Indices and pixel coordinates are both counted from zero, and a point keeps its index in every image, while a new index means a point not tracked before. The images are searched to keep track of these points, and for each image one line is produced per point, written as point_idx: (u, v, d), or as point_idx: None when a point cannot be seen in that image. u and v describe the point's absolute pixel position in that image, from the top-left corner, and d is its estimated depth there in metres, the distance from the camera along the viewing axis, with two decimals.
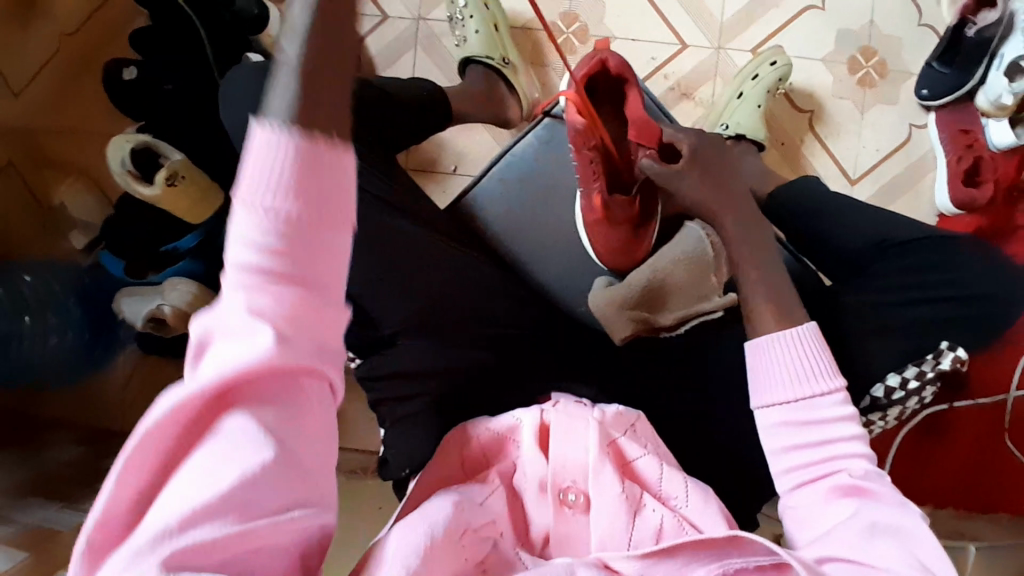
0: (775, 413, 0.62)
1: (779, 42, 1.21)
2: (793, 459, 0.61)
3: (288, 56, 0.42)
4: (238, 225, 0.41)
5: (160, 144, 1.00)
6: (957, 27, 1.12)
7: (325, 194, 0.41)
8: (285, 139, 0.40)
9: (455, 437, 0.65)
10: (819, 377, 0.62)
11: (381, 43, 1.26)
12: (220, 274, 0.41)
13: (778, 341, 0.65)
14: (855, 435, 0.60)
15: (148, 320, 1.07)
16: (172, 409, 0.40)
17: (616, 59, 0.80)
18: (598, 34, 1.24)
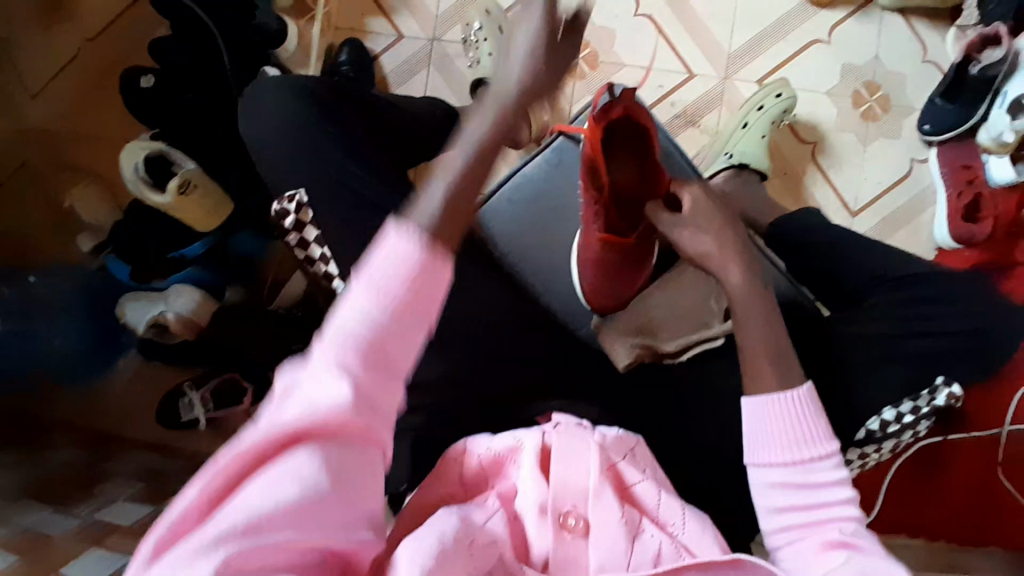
0: (766, 473, 0.64)
1: (785, 74, 1.24)
2: (784, 521, 0.62)
3: (427, 211, 0.50)
4: (341, 310, 0.46)
5: (173, 152, 1.01)
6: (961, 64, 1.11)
7: (416, 294, 0.46)
8: (416, 238, 0.47)
9: (454, 456, 0.65)
10: (813, 442, 0.63)
11: (395, 62, 1.29)
12: (314, 348, 0.46)
13: (772, 401, 0.65)
14: (845, 498, 0.62)
15: (151, 325, 1.10)
16: (241, 448, 0.42)
17: (640, 109, 0.74)
18: (607, 61, 1.27)
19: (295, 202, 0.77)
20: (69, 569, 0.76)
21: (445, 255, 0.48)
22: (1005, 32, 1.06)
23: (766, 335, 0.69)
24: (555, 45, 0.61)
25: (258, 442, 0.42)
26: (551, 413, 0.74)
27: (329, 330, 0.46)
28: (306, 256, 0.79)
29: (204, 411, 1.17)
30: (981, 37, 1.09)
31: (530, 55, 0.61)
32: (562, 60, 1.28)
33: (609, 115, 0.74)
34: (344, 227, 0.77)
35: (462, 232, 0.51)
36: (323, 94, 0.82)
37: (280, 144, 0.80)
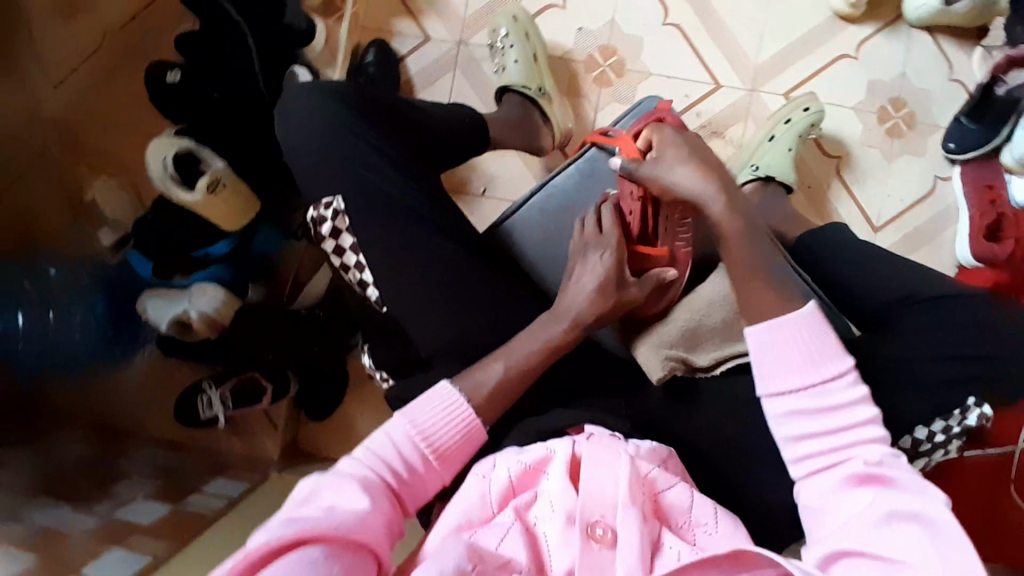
0: (783, 403, 0.64)
1: (811, 88, 1.24)
2: (806, 451, 0.63)
3: (495, 371, 0.72)
4: (386, 436, 0.66)
5: (203, 151, 1.01)
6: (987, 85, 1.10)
7: (451, 448, 0.67)
8: (464, 409, 0.69)
9: (483, 469, 0.65)
10: (828, 366, 0.63)
11: (421, 64, 1.29)
12: (349, 457, 0.65)
13: (777, 333, 0.65)
14: (866, 420, 0.62)
15: (173, 322, 1.09)
16: (267, 540, 0.53)
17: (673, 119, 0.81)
18: (633, 70, 1.27)
19: (331, 210, 0.77)
20: (92, 569, 0.79)
21: (482, 429, 0.70)
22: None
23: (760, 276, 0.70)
24: (612, 286, 0.76)
25: (268, 542, 0.53)
26: (582, 424, 0.71)
27: (367, 454, 0.65)
28: (341, 263, 0.79)
29: (223, 409, 1.16)
30: (1008, 59, 1.06)
31: (588, 289, 0.76)
32: (588, 67, 1.28)
33: (644, 125, 0.81)
34: (378, 235, 0.76)
35: (503, 405, 0.71)
36: (359, 100, 0.82)
37: (316, 147, 0.79)
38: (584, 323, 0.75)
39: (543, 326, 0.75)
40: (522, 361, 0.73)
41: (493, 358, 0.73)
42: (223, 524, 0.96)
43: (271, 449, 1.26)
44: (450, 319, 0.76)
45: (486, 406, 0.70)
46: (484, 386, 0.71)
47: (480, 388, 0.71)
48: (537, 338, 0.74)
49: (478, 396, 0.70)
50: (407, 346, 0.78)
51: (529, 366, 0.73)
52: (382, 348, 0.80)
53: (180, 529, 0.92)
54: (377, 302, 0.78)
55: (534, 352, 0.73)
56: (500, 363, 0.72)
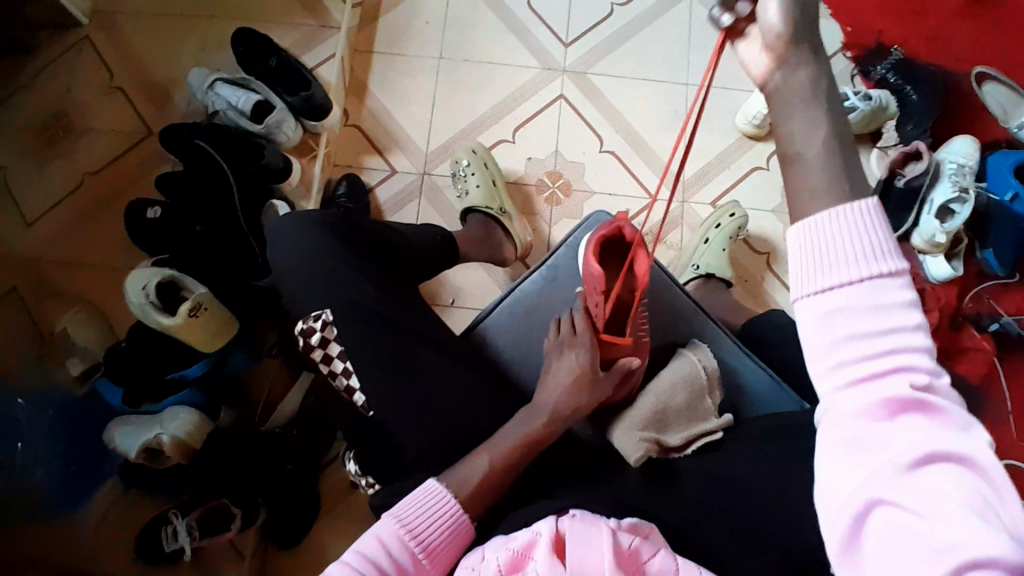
0: (818, 305, 0.50)
1: (735, 197, 1.42)
2: (841, 368, 0.49)
3: (477, 463, 0.75)
4: (374, 536, 0.67)
5: (185, 278, 1.07)
6: (889, 177, 1.28)
7: (440, 546, 0.70)
8: (450, 501, 0.72)
9: (472, 561, 0.67)
10: (879, 262, 0.49)
11: (389, 193, 1.43)
12: (339, 561, 0.65)
13: (825, 227, 0.51)
14: (919, 331, 0.48)
15: (142, 450, 1.07)
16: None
17: (632, 229, 0.85)
18: (579, 189, 1.43)
19: (320, 321, 0.83)
20: None
21: (469, 522, 0.73)
22: (925, 149, 1.24)
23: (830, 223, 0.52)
24: (585, 381, 0.81)
25: None
26: (567, 508, 0.74)
27: (356, 557, 0.65)
28: (329, 370, 0.83)
29: (188, 542, 1.10)
30: (903, 155, 1.27)
31: (563, 384, 0.81)
32: (540, 189, 1.44)
33: (607, 231, 0.86)
34: (363, 341, 0.82)
35: (488, 498, 0.74)
36: (341, 222, 0.91)
37: (302, 267, 0.87)
38: (559, 416, 0.80)
39: (522, 422, 0.79)
40: (505, 456, 0.76)
41: (478, 451, 0.76)
42: None
43: None
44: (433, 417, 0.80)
45: (472, 503, 0.73)
46: (470, 482, 0.73)
47: (466, 483, 0.73)
48: (516, 433, 0.78)
49: (464, 490, 0.73)
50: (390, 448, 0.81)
51: (512, 458, 0.76)
52: (369, 452, 0.83)
53: None
54: (365, 406, 0.81)
55: (514, 444, 0.77)
56: (486, 456, 0.75)
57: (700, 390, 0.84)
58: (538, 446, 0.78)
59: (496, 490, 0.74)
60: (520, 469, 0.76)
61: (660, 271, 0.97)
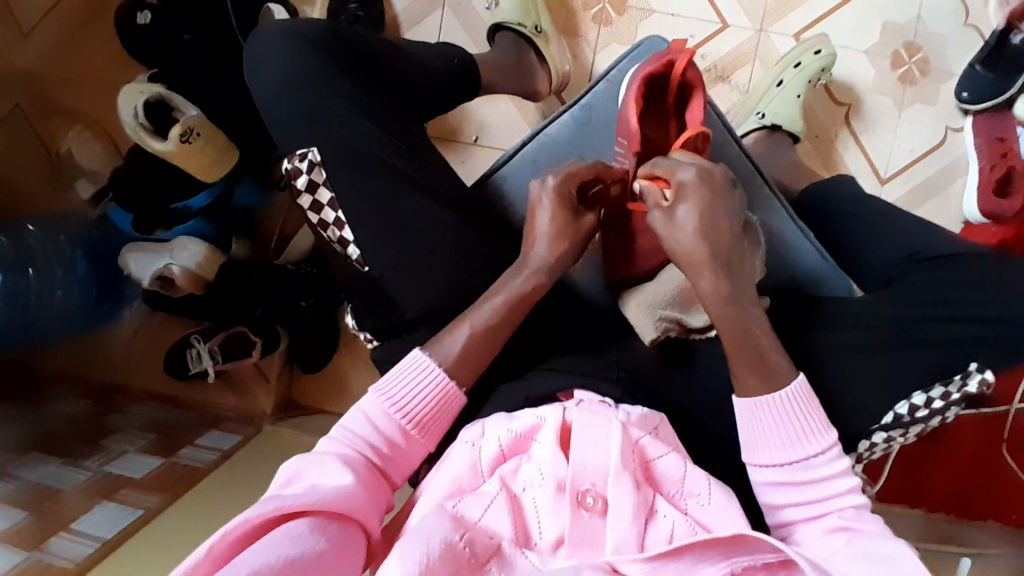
0: (764, 474, 0.62)
1: (823, 29, 1.16)
2: (787, 515, 0.61)
3: (463, 330, 0.69)
4: (361, 413, 0.65)
5: (173, 97, 0.96)
6: (1002, 33, 1.05)
7: (432, 417, 0.67)
8: (438, 372, 0.67)
9: (472, 437, 0.63)
10: (810, 438, 0.61)
11: (408, 1, 1.23)
12: (330, 438, 0.64)
13: (766, 405, 0.62)
14: (850, 488, 0.60)
15: (156, 277, 1.05)
16: (248, 519, 0.52)
17: (694, 72, 0.72)
18: (634, 7, 1.20)
19: (306, 161, 0.73)
20: (78, 527, 0.80)
21: (461, 393, 0.68)
22: None
23: (746, 348, 0.63)
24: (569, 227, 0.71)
25: (257, 517, 0.53)
26: (572, 388, 0.71)
27: (343, 433, 0.64)
28: (319, 220, 0.75)
29: (212, 363, 1.15)
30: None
31: (548, 231, 0.71)
32: (587, 4, 1.21)
33: (656, 67, 0.73)
34: (358, 189, 0.73)
35: (472, 370, 0.69)
36: (335, 41, 0.77)
37: (285, 96, 0.75)
38: (551, 271, 0.71)
39: (510, 278, 0.71)
40: (492, 322, 0.69)
41: (462, 317, 0.70)
42: (211, 478, 0.95)
43: (265, 402, 1.25)
44: (432, 276, 0.74)
45: (458, 370, 0.68)
46: (455, 351, 0.68)
47: (454, 352, 0.68)
48: (503, 292, 0.70)
49: (454, 358, 0.68)
50: (385, 306, 0.76)
51: (498, 321, 0.69)
52: (367, 307, 0.78)
53: (169, 481, 0.92)
54: (359, 261, 0.74)
55: (504, 305, 0.70)
56: (468, 322, 0.69)
57: None
58: (527, 304, 0.70)
59: (480, 361, 0.69)
60: (509, 332, 0.71)
61: (716, 121, 0.82)
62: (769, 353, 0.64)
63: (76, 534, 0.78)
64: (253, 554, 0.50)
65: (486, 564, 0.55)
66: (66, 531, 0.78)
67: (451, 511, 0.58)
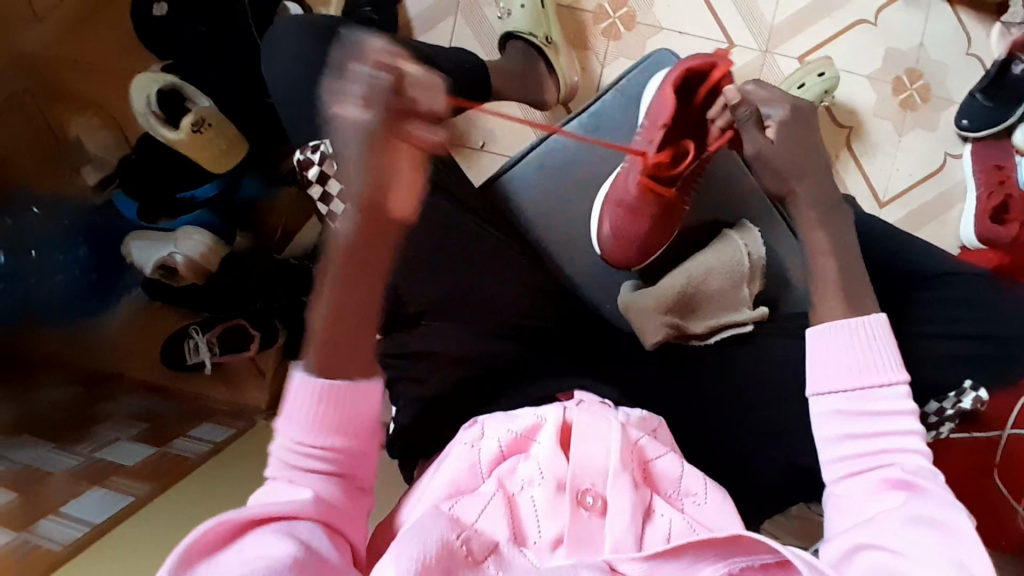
0: (829, 401, 0.62)
1: (827, 53, 1.18)
2: (844, 450, 0.61)
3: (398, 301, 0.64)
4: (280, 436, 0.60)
5: (187, 87, 0.97)
6: (1005, 62, 1.09)
7: (347, 419, 0.61)
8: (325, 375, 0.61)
9: (471, 438, 0.64)
10: (883, 371, 0.61)
11: (422, 7, 1.25)
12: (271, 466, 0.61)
13: (837, 334, 0.64)
14: (914, 434, 0.60)
15: (157, 267, 1.08)
16: (202, 536, 0.51)
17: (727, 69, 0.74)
18: (644, 23, 1.22)
19: (318, 153, 0.74)
20: (67, 510, 0.79)
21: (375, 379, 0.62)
22: None
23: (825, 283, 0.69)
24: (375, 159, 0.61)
25: (207, 534, 0.51)
26: (572, 390, 0.72)
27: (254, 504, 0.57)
28: (328, 211, 0.76)
29: (209, 355, 1.16)
30: None
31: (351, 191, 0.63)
32: (597, 18, 1.23)
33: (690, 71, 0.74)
34: None
35: None
36: (350, 39, 0.78)
37: (300, 91, 0.76)
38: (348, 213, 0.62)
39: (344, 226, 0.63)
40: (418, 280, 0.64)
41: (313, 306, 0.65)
42: (205, 468, 0.95)
43: (259, 396, 1.24)
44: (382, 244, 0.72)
45: None
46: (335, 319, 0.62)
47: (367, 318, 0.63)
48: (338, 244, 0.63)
49: None
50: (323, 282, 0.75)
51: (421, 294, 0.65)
52: None
53: (160, 469, 0.92)
54: None
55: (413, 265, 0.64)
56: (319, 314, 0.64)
57: (735, 280, 0.76)
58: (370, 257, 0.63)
59: None
60: None
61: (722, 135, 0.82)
62: (854, 257, 0.72)
63: (64, 517, 0.77)
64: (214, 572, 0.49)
65: (483, 562, 0.55)
66: (55, 515, 0.78)
67: (449, 512, 0.58)
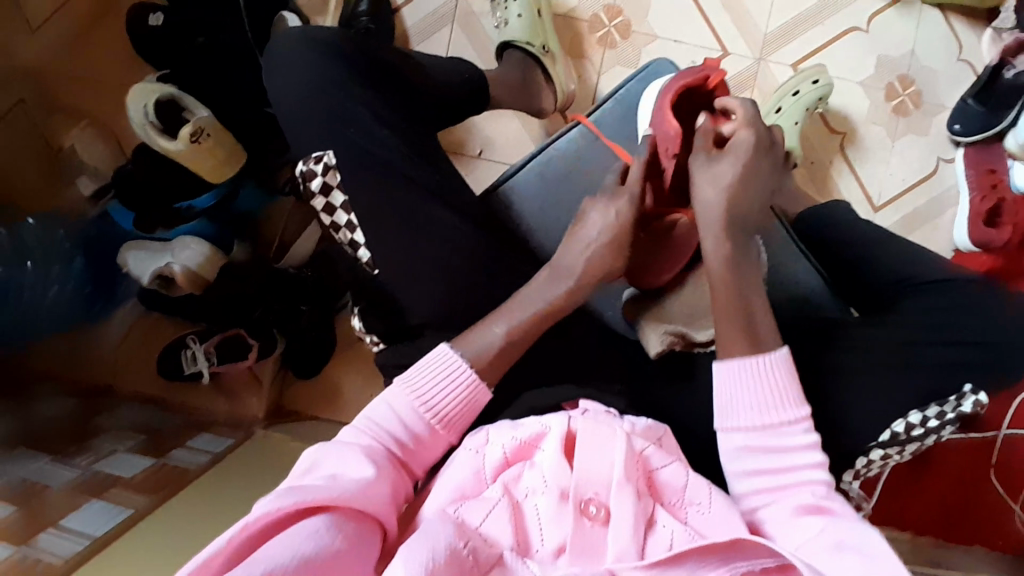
0: (737, 436, 0.65)
1: (820, 60, 1.20)
2: (754, 485, 0.63)
3: (494, 334, 0.69)
4: (388, 406, 0.65)
5: (185, 97, 0.97)
6: (996, 68, 1.09)
7: (454, 413, 0.66)
8: (466, 370, 0.67)
9: (476, 443, 0.64)
10: (784, 405, 0.64)
11: (418, 16, 1.25)
12: (350, 432, 0.64)
13: (742, 369, 0.65)
14: (817, 462, 0.63)
15: (155, 276, 1.06)
16: (267, 512, 0.52)
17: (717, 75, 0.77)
18: (640, 32, 1.23)
19: (322, 164, 0.74)
20: (67, 524, 0.79)
21: (487, 389, 0.68)
22: None
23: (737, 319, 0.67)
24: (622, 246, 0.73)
25: (276, 510, 0.52)
26: (577, 399, 0.71)
27: (368, 423, 0.64)
28: (331, 222, 0.76)
29: (206, 365, 1.14)
30: (1020, 41, 1.06)
31: (595, 244, 0.73)
32: (593, 27, 1.24)
33: (691, 80, 0.77)
34: (370, 195, 0.74)
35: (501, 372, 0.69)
36: (351, 48, 0.78)
37: (301, 102, 0.76)
38: (580, 283, 0.72)
39: (549, 284, 0.72)
40: (526, 321, 0.70)
41: (501, 314, 0.71)
42: (204, 479, 0.94)
43: (257, 407, 1.23)
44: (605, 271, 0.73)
45: (488, 370, 0.68)
46: (486, 352, 0.68)
47: (484, 350, 0.68)
48: (536, 301, 0.71)
49: (480, 358, 0.68)
50: (537, 297, 0.71)
51: (533, 323, 0.70)
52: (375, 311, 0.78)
53: (159, 481, 0.91)
54: (369, 263, 0.75)
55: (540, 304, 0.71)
56: (506, 315, 0.70)
57: None
58: (543, 319, 0.71)
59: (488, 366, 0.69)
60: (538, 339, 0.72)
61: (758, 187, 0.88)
62: (752, 282, 0.69)
63: (64, 531, 0.77)
64: (271, 550, 0.49)
65: (488, 571, 0.55)
66: (53, 528, 0.77)
67: (454, 516, 0.58)
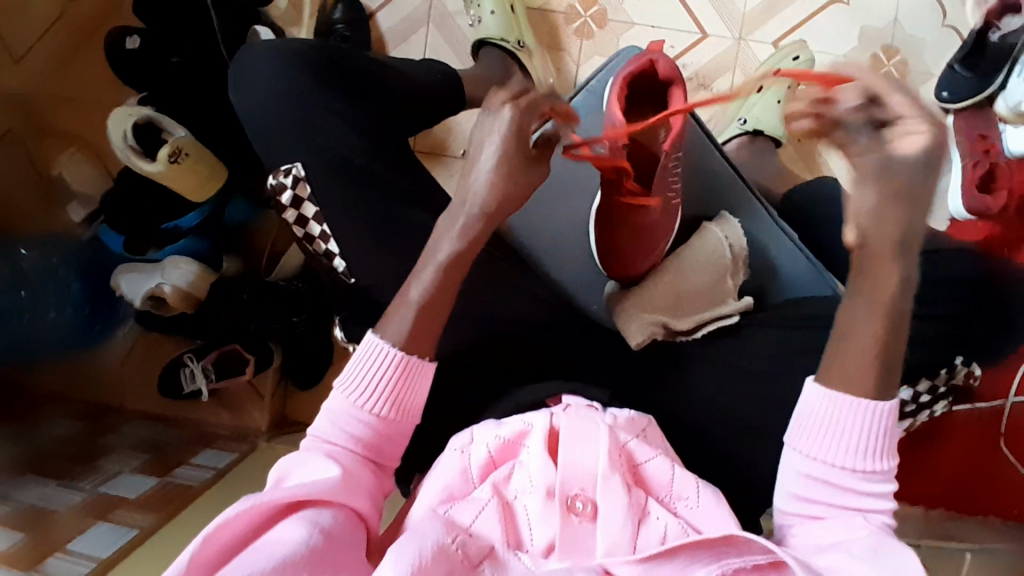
0: (812, 464, 0.57)
1: (801, 36, 1.18)
2: (805, 509, 0.57)
3: (415, 295, 0.64)
4: (331, 413, 0.62)
5: (162, 118, 0.98)
6: (981, 32, 1.08)
7: (399, 400, 0.62)
8: (395, 352, 0.62)
9: (461, 443, 0.63)
10: (880, 456, 0.55)
11: (393, 20, 1.25)
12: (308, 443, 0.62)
13: (839, 403, 0.56)
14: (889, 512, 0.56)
15: (147, 297, 1.06)
16: (230, 519, 0.51)
17: (666, 63, 0.73)
18: (616, 19, 1.22)
19: (291, 177, 0.75)
20: (73, 547, 0.79)
21: (430, 362, 0.63)
22: None
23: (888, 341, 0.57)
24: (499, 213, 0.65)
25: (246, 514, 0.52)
26: (559, 394, 0.71)
27: (316, 436, 0.62)
28: (305, 233, 0.76)
29: (205, 382, 1.15)
30: (1004, 4, 1.06)
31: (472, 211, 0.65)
32: (569, 19, 1.23)
33: (635, 68, 0.73)
34: (344, 204, 0.74)
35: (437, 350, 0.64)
36: (318, 58, 0.78)
37: (272, 118, 0.77)
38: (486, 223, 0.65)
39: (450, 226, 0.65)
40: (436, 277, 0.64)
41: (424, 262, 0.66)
42: (208, 494, 0.95)
43: (260, 419, 1.25)
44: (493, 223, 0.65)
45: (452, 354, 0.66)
46: (406, 319, 0.63)
47: (415, 301, 0.63)
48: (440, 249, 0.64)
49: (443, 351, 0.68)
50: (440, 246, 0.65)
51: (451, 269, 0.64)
52: (358, 319, 0.79)
53: (164, 499, 0.92)
54: (346, 273, 0.75)
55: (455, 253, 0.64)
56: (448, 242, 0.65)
57: (718, 276, 0.77)
58: (450, 275, 0.64)
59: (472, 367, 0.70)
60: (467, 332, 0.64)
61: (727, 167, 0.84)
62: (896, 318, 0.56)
63: (70, 554, 0.77)
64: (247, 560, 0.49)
65: (479, 565, 0.55)
66: (60, 551, 0.78)
67: (443, 515, 0.58)
